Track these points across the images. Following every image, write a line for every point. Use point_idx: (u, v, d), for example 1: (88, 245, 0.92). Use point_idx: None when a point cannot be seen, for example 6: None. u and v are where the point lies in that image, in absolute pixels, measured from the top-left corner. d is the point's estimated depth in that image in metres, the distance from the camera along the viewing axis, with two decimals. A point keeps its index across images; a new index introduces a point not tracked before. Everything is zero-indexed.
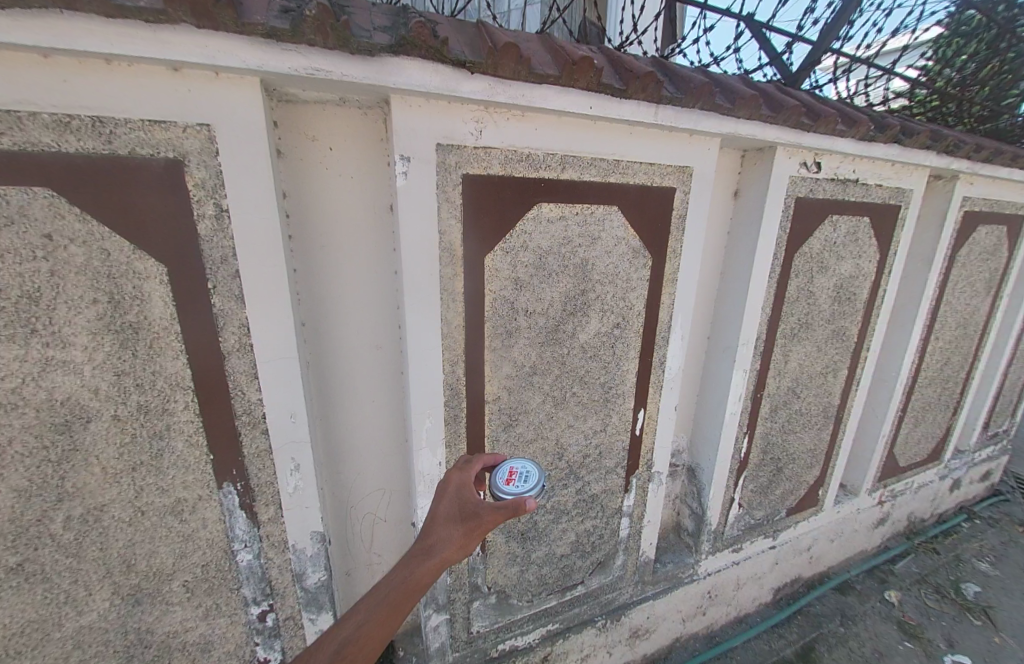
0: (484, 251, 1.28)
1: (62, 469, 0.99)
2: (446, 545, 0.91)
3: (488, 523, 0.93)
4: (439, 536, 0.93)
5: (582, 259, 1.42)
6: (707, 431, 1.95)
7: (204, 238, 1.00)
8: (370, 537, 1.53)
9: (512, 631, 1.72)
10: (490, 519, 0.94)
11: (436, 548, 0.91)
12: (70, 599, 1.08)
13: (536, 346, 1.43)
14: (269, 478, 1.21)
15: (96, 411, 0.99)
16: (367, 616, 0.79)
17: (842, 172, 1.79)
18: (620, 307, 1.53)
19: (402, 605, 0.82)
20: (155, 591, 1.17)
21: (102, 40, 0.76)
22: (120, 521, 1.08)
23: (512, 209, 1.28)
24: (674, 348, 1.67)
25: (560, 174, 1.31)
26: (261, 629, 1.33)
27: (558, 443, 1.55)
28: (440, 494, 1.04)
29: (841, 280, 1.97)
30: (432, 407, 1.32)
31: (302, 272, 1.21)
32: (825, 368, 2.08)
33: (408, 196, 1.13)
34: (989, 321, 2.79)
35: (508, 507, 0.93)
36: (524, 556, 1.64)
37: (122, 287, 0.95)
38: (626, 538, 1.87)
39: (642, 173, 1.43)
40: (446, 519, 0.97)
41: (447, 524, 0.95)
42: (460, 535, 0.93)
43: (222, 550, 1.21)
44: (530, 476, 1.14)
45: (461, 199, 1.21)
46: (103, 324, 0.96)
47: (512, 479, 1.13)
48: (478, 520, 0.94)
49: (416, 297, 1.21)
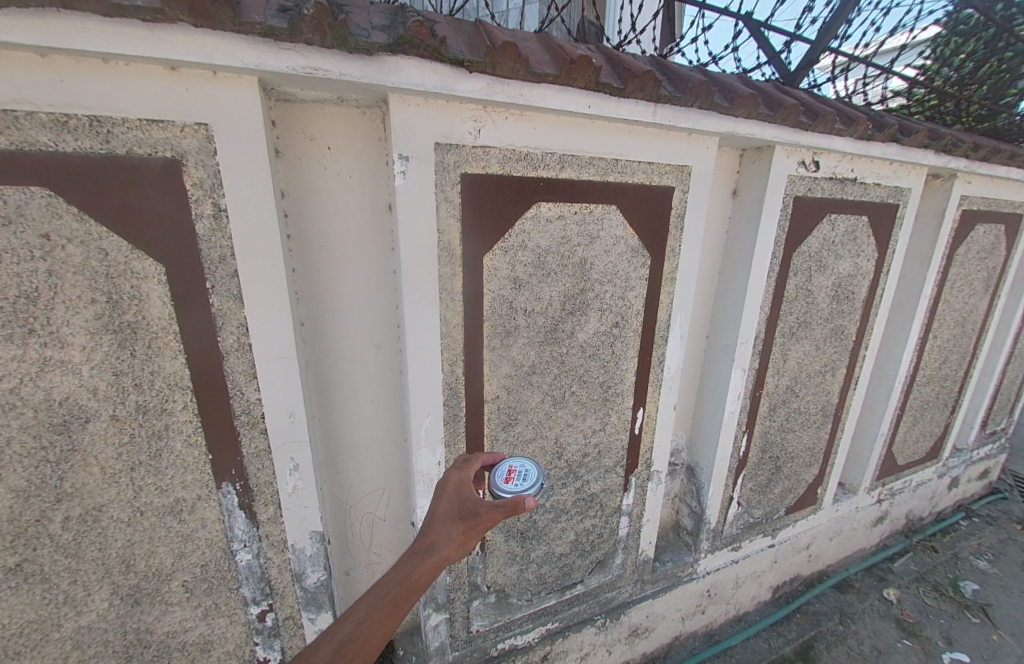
0: (484, 251, 1.28)
1: (61, 469, 0.99)
2: (446, 543, 0.91)
3: (487, 521, 0.94)
4: (439, 534, 0.92)
5: (581, 258, 1.42)
6: (706, 430, 1.95)
7: (202, 238, 0.99)
8: (369, 536, 1.53)
9: (511, 630, 1.72)
10: (488, 517, 0.94)
11: (435, 546, 0.91)
12: (69, 599, 1.08)
13: (535, 346, 1.43)
14: (268, 478, 1.20)
15: (95, 411, 0.99)
16: (366, 614, 0.79)
17: (841, 171, 1.79)
18: (619, 307, 1.53)
19: (401, 604, 0.81)
20: (155, 591, 1.17)
21: (99, 39, 0.76)
22: (119, 521, 1.08)
23: (511, 208, 1.28)
24: (673, 347, 1.67)
25: (558, 173, 1.31)
26: (260, 629, 1.33)
27: (557, 442, 1.55)
28: (439, 492, 1.04)
29: (840, 279, 1.98)
30: (432, 407, 1.32)
31: (301, 271, 1.21)
32: (824, 366, 2.08)
33: (407, 195, 1.13)
34: (987, 320, 2.80)
35: (506, 505, 0.93)
36: (523, 555, 1.64)
37: (120, 286, 0.95)
38: (626, 537, 1.87)
39: (640, 172, 1.43)
40: (445, 517, 0.97)
41: (446, 523, 0.95)
42: (458, 534, 0.93)
43: (221, 550, 1.21)
44: (528, 474, 1.14)
45: (459, 198, 1.21)
46: (102, 323, 0.96)
47: (510, 477, 1.13)
48: (476, 519, 0.94)
49: (415, 296, 1.21)
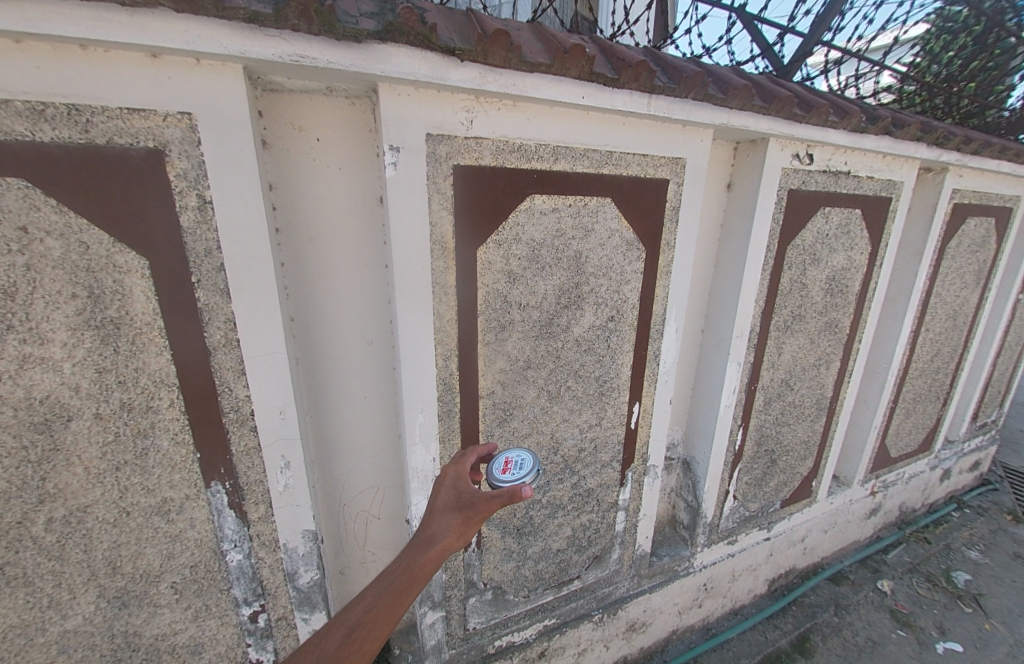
0: (477, 244, 1.26)
1: (42, 469, 0.96)
2: (445, 534, 0.88)
3: (484, 511, 0.91)
4: (438, 525, 0.90)
5: (575, 251, 1.41)
6: (702, 424, 1.94)
7: (187, 230, 0.97)
8: (363, 535, 1.51)
9: (509, 627, 1.71)
10: (485, 507, 0.92)
11: (436, 537, 0.89)
12: (53, 603, 1.05)
13: (530, 339, 1.41)
14: (258, 476, 1.17)
15: (77, 409, 0.96)
16: (367, 606, 0.78)
17: (835, 164, 1.79)
18: (614, 300, 1.51)
19: (402, 594, 0.80)
20: (143, 594, 1.14)
21: (75, 24, 0.73)
22: (104, 523, 1.05)
23: (504, 200, 1.26)
24: (670, 342, 1.66)
25: (552, 165, 1.29)
26: (253, 631, 1.31)
27: (553, 437, 1.53)
28: (437, 485, 1.02)
29: (833, 273, 1.98)
30: (426, 404, 1.30)
31: (290, 265, 1.19)
32: (819, 360, 2.08)
33: (398, 187, 1.11)
34: (978, 312, 2.82)
35: (503, 494, 0.91)
36: (520, 552, 1.63)
37: (102, 280, 0.92)
38: (622, 532, 1.86)
39: (635, 164, 1.41)
40: (444, 509, 0.95)
41: (445, 514, 0.93)
42: (457, 523, 0.91)
43: (211, 550, 1.18)
44: (525, 463, 1.13)
45: (452, 190, 1.19)
46: (83, 319, 0.93)
47: (507, 468, 1.12)
48: (474, 508, 0.92)
49: (407, 291, 1.19)
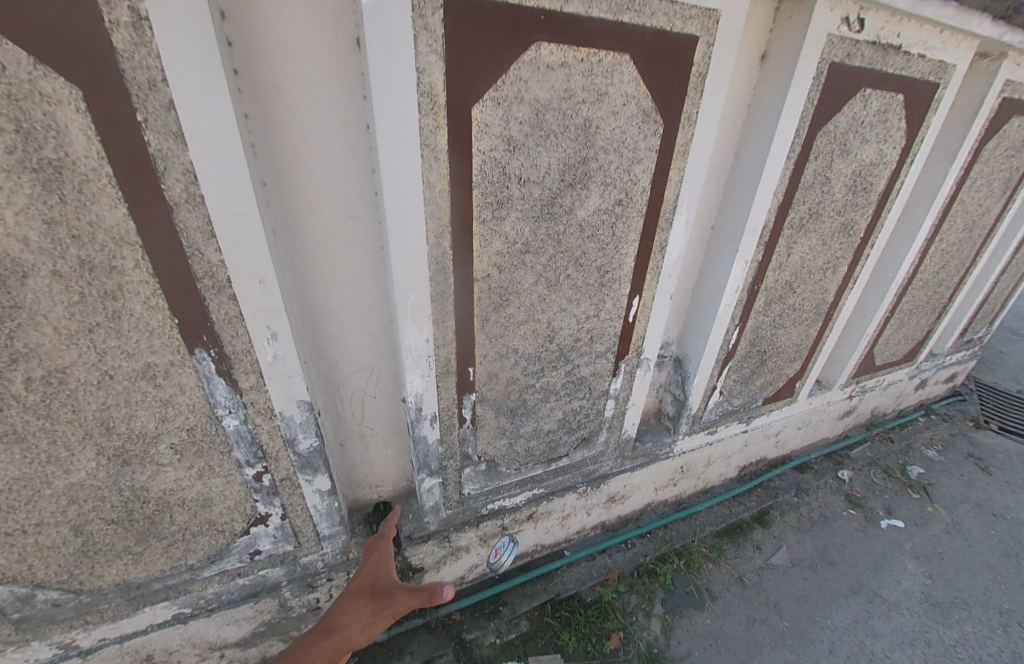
0: (470, 101, 1.07)
1: (5, 326, 0.89)
2: (350, 625, 1.21)
3: (392, 604, 1.23)
4: (344, 619, 1.23)
5: (585, 118, 1.21)
6: (699, 322, 1.91)
7: (123, 51, 0.77)
8: (361, 413, 1.54)
9: (501, 493, 1.86)
10: (393, 600, 1.24)
11: (344, 625, 1.22)
12: (52, 459, 1.07)
13: (530, 221, 1.28)
14: (245, 346, 1.12)
15: (32, 265, 0.86)
16: None
17: (885, 37, 1.51)
18: (625, 181, 1.36)
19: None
20: (143, 453, 1.17)
21: None
22: (88, 385, 1.02)
23: (496, 52, 1.04)
24: (678, 232, 1.54)
25: (562, 6, 1.05)
26: (259, 488, 1.39)
27: (550, 326, 1.49)
28: (355, 577, 1.35)
29: (860, 167, 1.79)
30: (417, 283, 1.21)
31: (256, 115, 1.00)
32: (825, 266, 1.99)
33: (378, 13, 0.89)
34: (996, 225, 2.68)
35: (420, 593, 1.21)
36: (513, 430, 1.70)
37: (27, 110, 0.76)
38: (610, 419, 1.94)
39: (661, 12, 1.16)
40: (358, 600, 1.28)
41: (356, 606, 1.26)
42: (366, 616, 1.23)
43: (206, 415, 1.19)
44: (506, 546, 1.90)
45: (441, 29, 0.97)
46: (14, 159, 0.78)
47: (496, 553, 1.89)
48: (383, 601, 1.24)
49: (391, 147, 1.02)
